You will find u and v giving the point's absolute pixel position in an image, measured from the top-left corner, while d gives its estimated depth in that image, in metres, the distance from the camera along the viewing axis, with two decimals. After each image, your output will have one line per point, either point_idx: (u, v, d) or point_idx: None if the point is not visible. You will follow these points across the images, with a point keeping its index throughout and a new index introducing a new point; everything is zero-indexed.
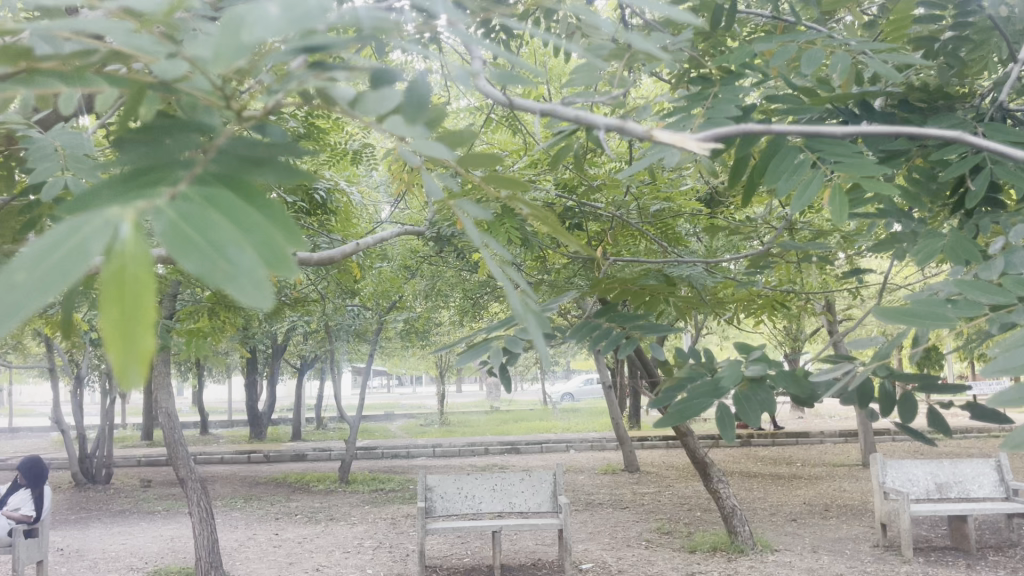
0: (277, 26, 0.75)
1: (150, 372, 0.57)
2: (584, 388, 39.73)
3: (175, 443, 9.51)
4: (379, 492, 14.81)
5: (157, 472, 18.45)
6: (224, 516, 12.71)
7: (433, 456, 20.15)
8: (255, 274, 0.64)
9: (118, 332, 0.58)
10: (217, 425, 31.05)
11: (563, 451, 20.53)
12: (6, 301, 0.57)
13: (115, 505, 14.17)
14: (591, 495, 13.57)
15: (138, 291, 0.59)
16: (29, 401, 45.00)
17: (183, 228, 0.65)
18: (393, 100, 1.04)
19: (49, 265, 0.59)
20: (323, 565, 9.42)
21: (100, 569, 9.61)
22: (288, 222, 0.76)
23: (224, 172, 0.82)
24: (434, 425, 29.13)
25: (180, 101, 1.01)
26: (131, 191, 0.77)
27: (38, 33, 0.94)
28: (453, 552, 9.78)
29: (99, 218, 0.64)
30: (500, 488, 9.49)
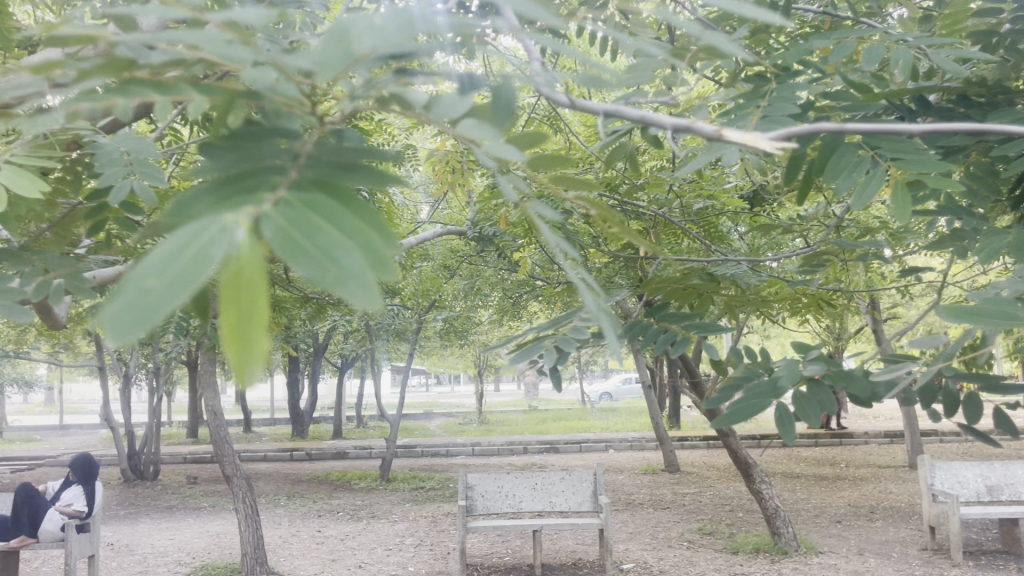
0: (382, 34, 0.84)
1: (266, 373, 0.59)
2: (622, 388, 39.51)
3: (220, 440, 9.67)
4: (419, 490, 14.89)
5: (202, 469, 18.78)
6: (269, 513, 12.90)
7: (473, 455, 20.20)
8: (364, 279, 0.67)
9: (235, 336, 0.60)
10: (260, 423, 31.51)
11: (603, 451, 20.47)
12: (135, 305, 0.59)
13: (163, 501, 14.47)
14: (631, 495, 13.51)
15: (254, 297, 0.61)
16: (79, 399, 46.11)
17: (293, 234, 0.68)
18: (462, 107, 1.12)
19: (174, 269, 0.61)
20: (366, 562, 9.52)
21: (148, 563, 9.82)
22: (382, 224, 0.78)
23: (319, 176, 0.86)
24: (473, 424, 29.23)
25: (263, 110, 1.03)
26: (231, 195, 0.80)
27: (133, 43, 0.97)
28: (493, 551, 9.81)
29: (214, 224, 0.66)
30: (541, 487, 9.49)
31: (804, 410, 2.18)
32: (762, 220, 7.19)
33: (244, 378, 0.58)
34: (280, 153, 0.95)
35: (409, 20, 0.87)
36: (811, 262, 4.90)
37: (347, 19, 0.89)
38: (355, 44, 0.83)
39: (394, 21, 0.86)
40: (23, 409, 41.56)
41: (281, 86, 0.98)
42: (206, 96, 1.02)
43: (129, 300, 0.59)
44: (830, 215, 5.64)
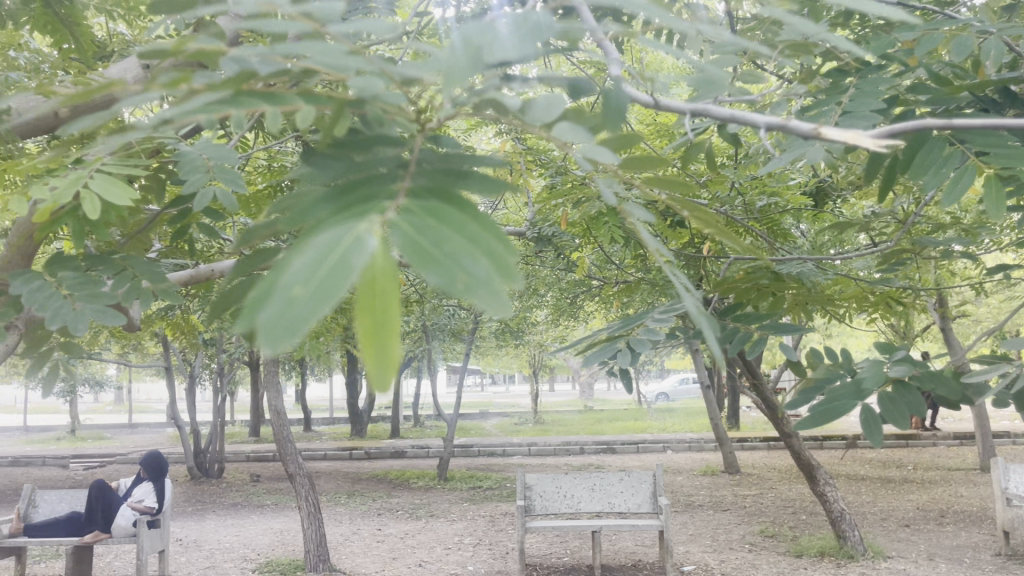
0: (503, 50, 0.89)
1: (403, 377, 0.61)
2: (679, 388, 39.08)
3: (284, 439, 9.85)
4: (477, 490, 14.95)
5: (265, 467, 19.16)
6: (330, 511, 13.10)
7: (529, 455, 20.20)
8: (491, 285, 0.68)
9: (370, 343, 0.62)
10: (319, 422, 32.00)
11: (661, 451, 20.29)
12: (284, 315, 0.61)
13: (228, 498, 14.81)
14: (691, 497, 13.36)
15: (388, 301, 0.63)
16: (146, 399, 47.49)
17: (422, 242, 0.70)
18: (560, 109, 1.14)
19: (317, 277, 0.62)
20: (425, 561, 9.60)
21: (215, 559, 10.06)
22: (500, 230, 0.80)
23: (434, 184, 0.89)
24: (528, 424, 29.24)
25: (363, 118, 1.06)
26: (351, 203, 0.83)
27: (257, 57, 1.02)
28: (552, 551, 9.79)
29: (349, 233, 0.68)
30: (599, 488, 9.43)
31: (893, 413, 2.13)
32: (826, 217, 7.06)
33: (381, 380, 0.59)
34: (391, 164, 0.98)
35: (532, 31, 0.93)
36: (888, 261, 4.77)
37: (472, 28, 0.93)
38: (486, 54, 0.88)
39: (522, 32, 0.92)
40: (93, 409, 42.90)
41: (387, 93, 1.01)
42: (315, 107, 1.03)
43: (276, 308, 0.61)
44: (903, 211, 5.49)
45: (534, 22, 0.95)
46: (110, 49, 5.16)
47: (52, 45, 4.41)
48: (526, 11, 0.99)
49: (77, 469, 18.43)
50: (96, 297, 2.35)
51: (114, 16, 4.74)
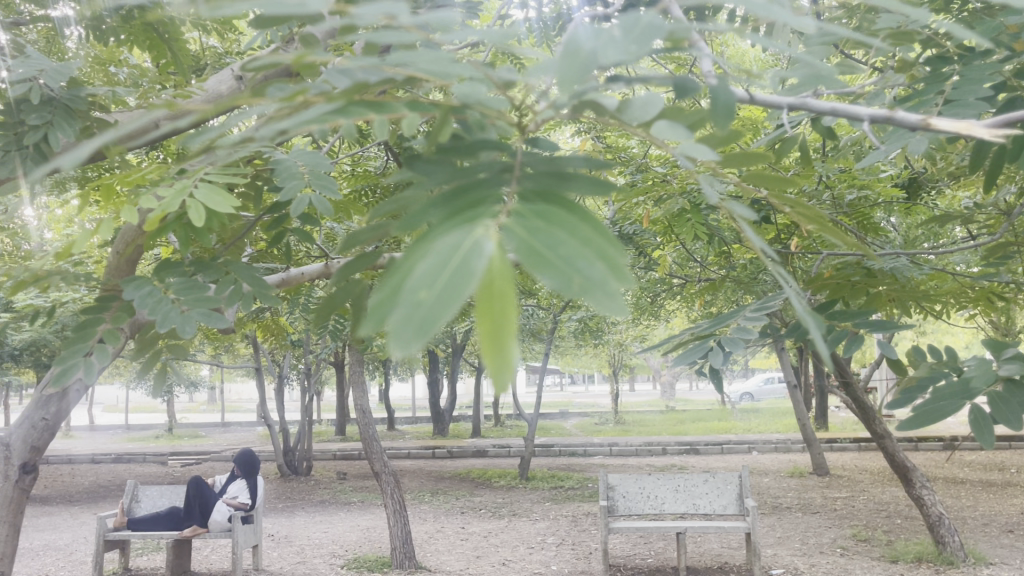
0: (619, 50, 0.90)
1: (520, 375, 0.62)
2: (764, 388, 38.22)
3: (369, 438, 10.06)
4: (559, 490, 14.98)
5: (351, 465, 19.59)
6: (415, 510, 13.31)
7: (611, 455, 20.10)
8: (607, 287, 0.69)
9: (489, 342, 0.63)
10: (402, 421, 32.52)
11: (746, 452, 19.88)
12: (414, 318, 0.63)
13: (317, 496, 15.22)
14: (778, 499, 13.06)
15: (504, 305, 0.64)
16: (238, 399, 49.23)
17: (537, 245, 0.71)
18: (657, 106, 1.15)
19: (444, 281, 0.64)
20: (509, 560, 9.66)
21: (306, 554, 10.35)
22: (610, 229, 0.80)
23: (542, 188, 0.90)
24: (609, 424, 29.08)
25: (465, 122, 1.09)
26: (461, 209, 0.85)
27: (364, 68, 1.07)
28: (636, 552, 9.73)
29: (466, 239, 0.70)
30: (684, 488, 9.32)
31: (1004, 413, 2.07)
32: (918, 209, 6.81)
33: (499, 378, 0.61)
34: (492, 169, 1.00)
35: (644, 30, 0.92)
36: (991, 255, 4.55)
37: (582, 33, 0.94)
38: (598, 58, 0.88)
39: (632, 33, 0.92)
40: (189, 409, 44.77)
41: (491, 98, 1.03)
42: (419, 114, 1.07)
43: (404, 312, 0.63)
44: (1006, 202, 5.23)
45: (645, 22, 0.95)
46: (203, 63, 5.37)
47: (153, 60, 4.63)
48: (634, 12, 0.98)
49: (175, 466, 19.27)
50: (201, 301, 2.46)
51: (208, 31, 4.94)
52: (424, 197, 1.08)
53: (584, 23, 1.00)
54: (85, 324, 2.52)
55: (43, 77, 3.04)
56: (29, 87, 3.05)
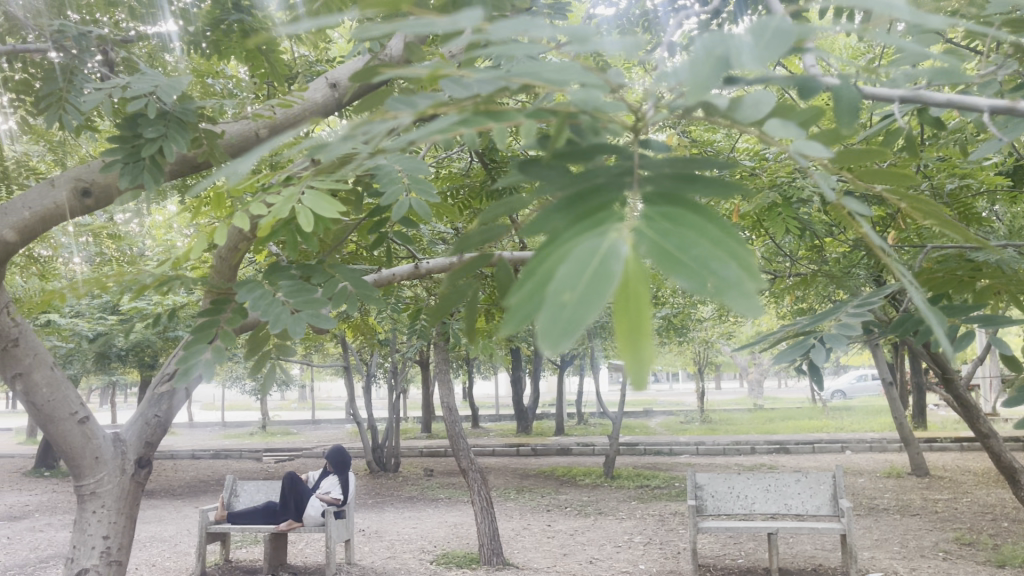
0: (753, 57, 0.93)
1: (653, 373, 0.66)
2: (856, 385, 37.01)
3: (456, 436, 10.20)
4: (645, 489, 14.86)
5: (437, 462, 19.90)
6: (501, 507, 13.42)
7: (697, 454, 19.81)
8: (743, 287, 0.71)
9: (626, 341, 0.68)
10: (486, 419, 32.82)
11: (838, 452, 19.31)
12: (564, 317, 0.66)
13: (405, 492, 15.53)
14: (875, 500, 12.63)
15: (639, 306, 0.68)
16: (327, 398, 50.55)
17: (667, 247, 0.73)
18: (770, 106, 1.17)
19: (588, 281, 0.68)
20: (597, 558, 9.64)
21: (396, 549, 10.58)
22: (735, 230, 0.82)
23: (663, 190, 0.92)
24: (695, 422, 28.69)
25: (579, 129, 1.13)
26: (582, 214, 0.88)
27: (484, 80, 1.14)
28: (726, 553, 9.59)
29: (606, 242, 0.73)
30: (775, 488, 9.13)
31: None
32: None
33: (638, 377, 0.65)
34: (611, 173, 1.02)
35: (774, 36, 0.96)
36: None
37: (715, 38, 0.98)
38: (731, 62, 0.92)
39: (762, 40, 0.96)
40: (281, 407, 46.23)
41: (607, 103, 1.06)
42: (537, 121, 1.11)
43: (550, 313, 0.67)
44: None
45: (773, 29, 0.98)
46: (296, 72, 5.57)
47: (251, 71, 4.81)
48: (765, 20, 1.01)
49: (270, 462, 19.93)
50: (311, 302, 2.57)
51: (302, 41, 5.12)
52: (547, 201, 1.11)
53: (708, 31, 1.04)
54: (205, 325, 2.68)
55: (158, 91, 3.18)
56: (146, 101, 3.20)
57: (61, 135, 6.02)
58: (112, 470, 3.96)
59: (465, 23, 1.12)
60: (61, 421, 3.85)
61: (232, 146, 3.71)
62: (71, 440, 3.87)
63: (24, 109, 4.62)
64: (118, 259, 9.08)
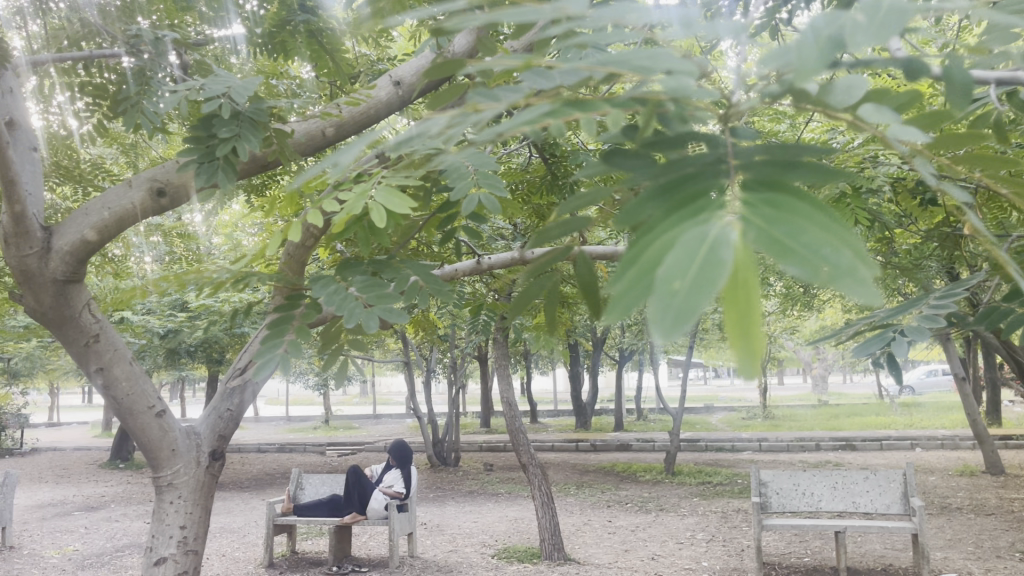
0: (871, 34, 0.89)
1: (764, 360, 0.64)
2: (925, 381, 35.89)
3: (516, 431, 10.22)
4: (706, 485, 14.68)
5: (497, 456, 19.98)
6: (561, 502, 13.41)
7: (760, 451, 19.48)
8: (857, 273, 0.69)
9: (735, 331, 0.66)
10: (546, 414, 32.89)
11: (908, 449, 18.77)
12: (678, 306, 0.65)
13: (465, 486, 15.65)
14: (946, 499, 12.25)
15: (748, 295, 0.67)
16: (388, 393, 51.33)
17: (777, 236, 0.72)
18: (865, 92, 1.13)
19: (699, 272, 0.67)
20: (659, 554, 9.55)
21: (458, 542, 10.67)
22: (845, 217, 0.79)
23: (764, 177, 0.91)
24: (758, 418, 28.23)
25: (669, 119, 1.11)
26: (679, 203, 0.87)
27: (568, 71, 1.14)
28: (791, 551, 9.41)
29: (714, 232, 0.72)
30: (842, 486, 8.90)
31: None
32: None
33: (748, 367, 0.64)
34: (704, 162, 1.00)
35: (890, 15, 0.91)
36: None
37: (824, 19, 0.94)
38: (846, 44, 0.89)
39: (877, 19, 0.92)
40: (344, 401, 47.09)
41: (698, 90, 1.03)
42: (626, 111, 1.10)
43: (660, 302, 0.66)
44: None
45: (888, 7, 0.93)
46: (359, 71, 5.66)
47: (316, 70, 4.90)
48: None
49: (333, 456, 20.28)
50: (382, 297, 2.59)
51: (363, 39, 5.20)
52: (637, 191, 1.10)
53: (813, 13, 1.00)
54: (280, 321, 2.74)
55: (231, 93, 3.27)
56: (219, 103, 3.29)
57: (133, 138, 6.24)
58: (187, 462, 4.07)
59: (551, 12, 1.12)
60: (139, 414, 3.98)
61: (300, 144, 3.77)
62: (150, 432, 3.99)
63: (101, 112, 4.78)
64: (188, 258, 9.35)
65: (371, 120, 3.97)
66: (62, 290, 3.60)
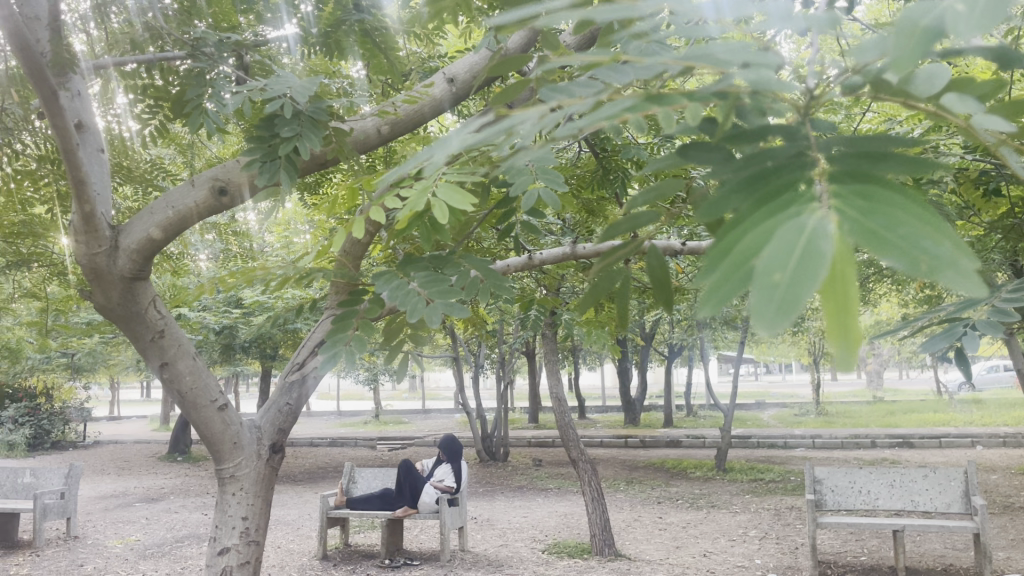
0: (974, 23, 0.86)
1: (863, 351, 0.66)
2: (986, 377, 34.88)
3: (566, 426, 10.20)
4: (758, 482, 14.49)
5: (546, 452, 19.99)
6: (611, 498, 13.36)
7: (813, 448, 19.15)
8: (958, 265, 0.71)
9: (834, 321, 0.68)
10: (594, 410, 32.80)
11: (967, 447, 18.28)
12: (782, 298, 0.67)
13: (515, 481, 15.70)
14: (1009, 498, 11.90)
15: (848, 284, 0.68)
16: (436, 388, 51.76)
17: (874, 228, 0.74)
18: (948, 82, 1.10)
19: (800, 264, 0.69)
20: (711, 551, 9.46)
21: (508, 537, 10.71)
22: (935, 209, 0.80)
23: (851, 168, 0.91)
24: (811, 414, 27.76)
25: (746, 115, 1.11)
26: (766, 194, 0.88)
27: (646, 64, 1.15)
28: (847, 549, 9.25)
29: (810, 224, 0.74)
30: (900, 485, 8.70)
31: None
32: None
33: (846, 360, 0.65)
34: (788, 155, 1.00)
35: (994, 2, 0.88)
36: None
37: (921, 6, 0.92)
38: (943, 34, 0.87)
39: (980, 5, 0.88)
40: (393, 397, 47.53)
41: (781, 84, 1.02)
42: (706, 104, 1.10)
43: (761, 294, 0.69)
44: None
45: None
46: (410, 68, 5.70)
47: (369, 70, 4.95)
48: None
49: (383, 450, 20.51)
50: (445, 291, 2.62)
51: (415, 37, 5.23)
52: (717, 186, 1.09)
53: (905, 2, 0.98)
54: (344, 315, 2.81)
55: (292, 93, 3.34)
56: (282, 103, 3.37)
57: (189, 137, 6.36)
58: (248, 455, 4.16)
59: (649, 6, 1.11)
60: (202, 408, 4.07)
61: (358, 142, 3.83)
62: (212, 425, 4.08)
63: (163, 114, 4.87)
64: (242, 256, 9.52)
65: (427, 117, 3.99)
66: (130, 288, 3.72)
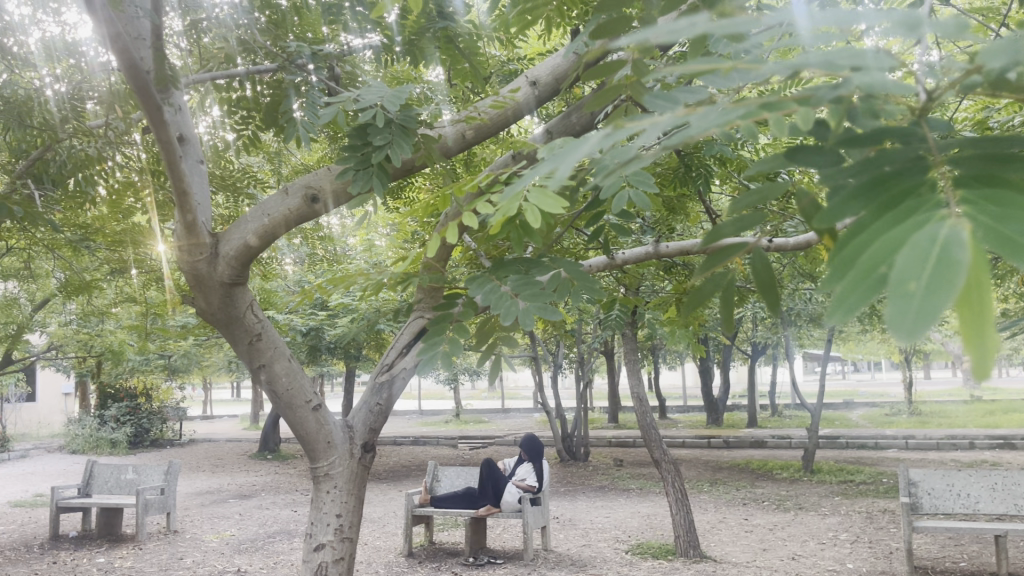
0: None
1: (1001, 359, 0.67)
2: None
3: (648, 426, 10.10)
4: (848, 484, 14.06)
5: (627, 452, 19.84)
6: (695, 499, 13.19)
7: (906, 450, 18.47)
8: None
9: (969, 329, 0.69)
10: (675, 409, 32.37)
11: None
12: (923, 306, 0.69)
13: (596, 481, 15.65)
14: None
15: (983, 290, 0.69)
16: (516, 386, 52.04)
17: (1005, 235, 0.76)
18: None
19: (935, 271, 0.71)
20: (799, 554, 9.25)
21: (591, 537, 10.70)
22: None
23: (977, 172, 0.91)
24: (904, 413, 26.73)
25: (860, 115, 1.11)
26: (889, 196, 0.90)
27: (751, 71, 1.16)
28: (945, 555, 8.91)
29: (940, 231, 0.76)
30: (1003, 488, 8.31)
31: None
32: None
33: (986, 368, 0.67)
34: (908, 157, 0.99)
35: None
36: None
37: None
38: None
39: None
40: (472, 397, 47.98)
41: (898, 85, 1.01)
42: (816, 106, 1.10)
43: (896, 304, 0.71)
44: None
45: None
46: (490, 72, 5.76)
47: (452, 76, 5.02)
48: None
49: (465, 448, 20.71)
50: (537, 295, 2.65)
51: (494, 40, 5.27)
52: (835, 189, 1.09)
53: None
54: (440, 319, 2.86)
55: (384, 102, 3.45)
56: (373, 112, 3.48)
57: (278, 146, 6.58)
58: (341, 454, 4.25)
59: (771, 18, 1.12)
60: (298, 408, 4.21)
61: (447, 147, 3.91)
62: (307, 425, 4.20)
63: (254, 124, 5.06)
64: (328, 260, 9.76)
65: (511, 121, 4.02)
66: (228, 293, 3.88)
